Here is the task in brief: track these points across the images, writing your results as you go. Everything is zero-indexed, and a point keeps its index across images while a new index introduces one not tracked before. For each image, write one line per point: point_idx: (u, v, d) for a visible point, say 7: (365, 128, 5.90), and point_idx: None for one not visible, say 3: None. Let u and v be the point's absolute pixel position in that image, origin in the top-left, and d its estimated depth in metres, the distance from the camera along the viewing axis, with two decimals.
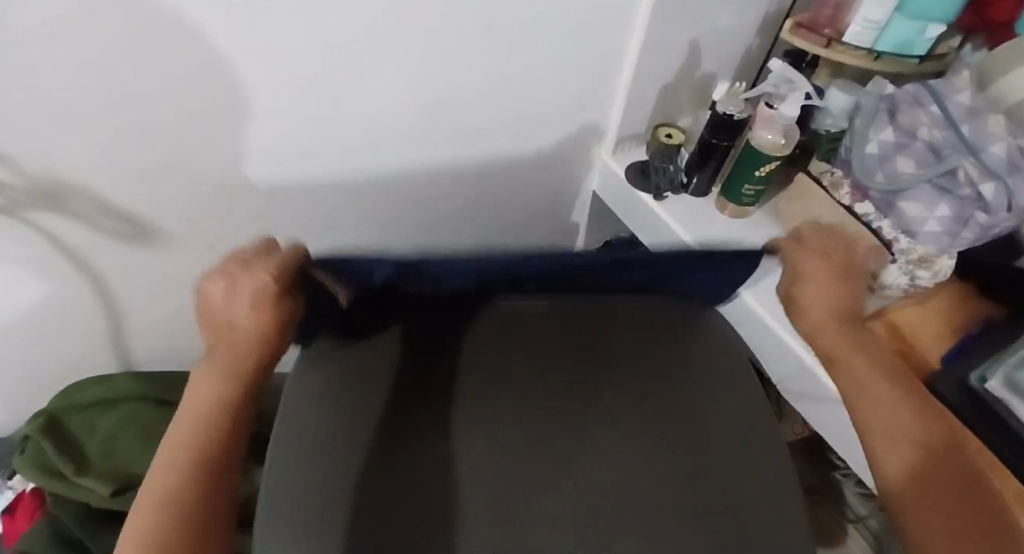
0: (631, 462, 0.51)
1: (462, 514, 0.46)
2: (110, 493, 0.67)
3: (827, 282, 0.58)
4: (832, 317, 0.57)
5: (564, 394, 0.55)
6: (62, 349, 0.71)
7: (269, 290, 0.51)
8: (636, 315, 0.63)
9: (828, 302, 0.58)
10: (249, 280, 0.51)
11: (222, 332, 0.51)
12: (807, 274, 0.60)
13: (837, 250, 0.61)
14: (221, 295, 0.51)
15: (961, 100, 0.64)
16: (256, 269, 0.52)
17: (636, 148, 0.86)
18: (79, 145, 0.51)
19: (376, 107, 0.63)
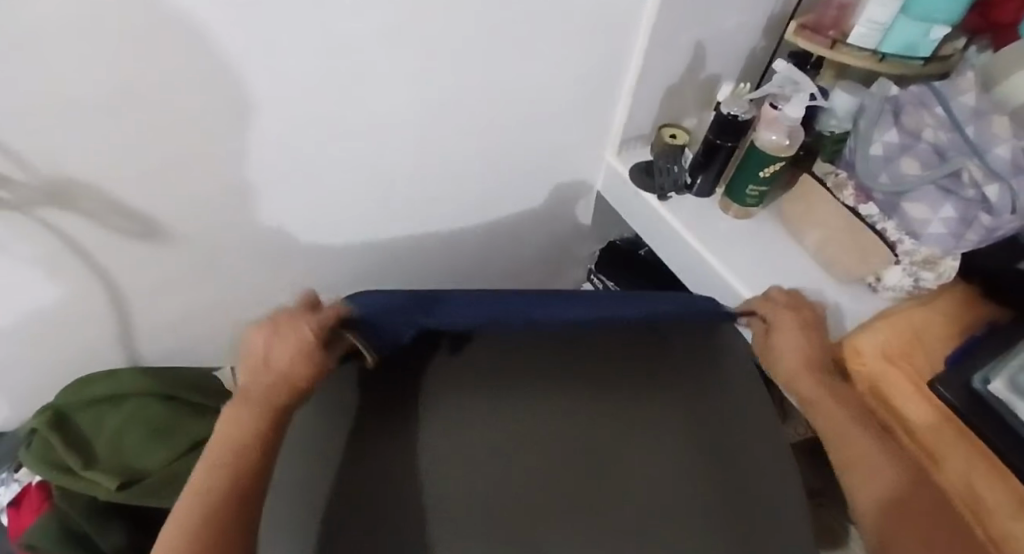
0: (621, 463, 0.56)
1: (427, 512, 0.49)
2: (117, 487, 0.66)
3: (793, 332, 0.61)
4: (803, 364, 0.60)
5: (552, 402, 0.59)
6: (70, 344, 0.72)
7: (311, 351, 0.49)
8: (627, 338, 0.67)
9: (795, 351, 0.61)
10: (294, 334, 0.48)
11: (254, 375, 0.49)
12: (773, 325, 0.62)
13: (799, 301, 0.63)
14: (263, 340, 0.49)
15: (966, 101, 0.65)
16: (303, 321, 0.49)
17: (640, 148, 0.86)
18: (90, 145, 0.52)
19: (381, 107, 0.64)
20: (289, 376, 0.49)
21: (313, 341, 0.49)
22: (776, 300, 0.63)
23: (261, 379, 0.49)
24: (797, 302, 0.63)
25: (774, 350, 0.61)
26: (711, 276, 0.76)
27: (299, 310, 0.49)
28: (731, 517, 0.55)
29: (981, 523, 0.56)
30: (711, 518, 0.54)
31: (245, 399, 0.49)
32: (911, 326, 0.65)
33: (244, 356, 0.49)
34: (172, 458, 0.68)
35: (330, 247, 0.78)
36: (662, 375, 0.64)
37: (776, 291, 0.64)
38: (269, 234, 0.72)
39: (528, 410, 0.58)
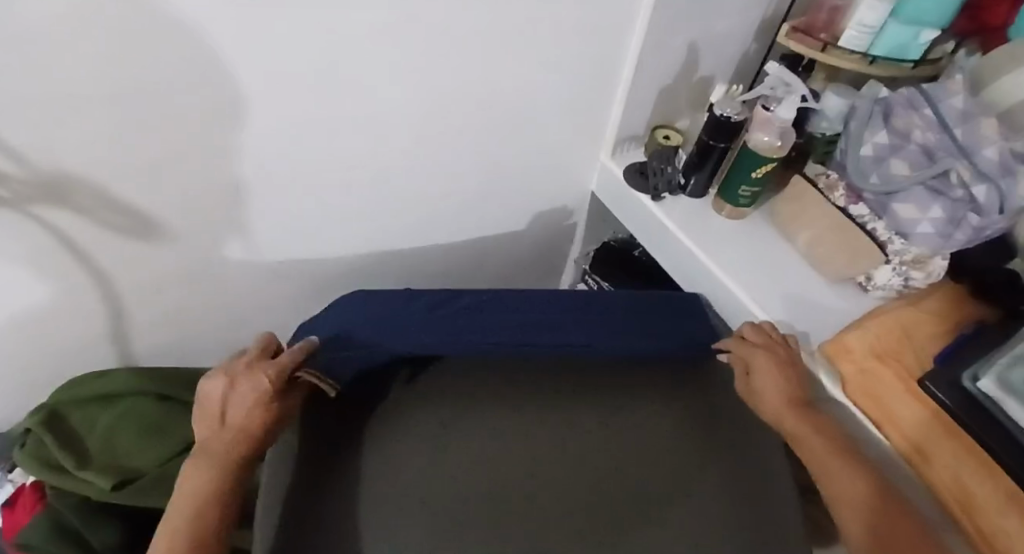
0: (581, 471, 0.59)
1: (362, 527, 0.53)
2: (111, 486, 0.65)
3: (770, 370, 0.63)
4: (781, 400, 0.62)
5: (514, 413, 0.62)
6: (63, 343, 0.72)
7: (260, 397, 0.53)
8: (620, 373, 0.68)
9: (773, 389, 0.63)
10: (248, 383, 0.54)
11: (212, 426, 0.52)
12: (748, 365, 0.65)
13: (773, 339, 0.66)
14: (221, 394, 0.53)
15: (955, 103, 0.66)
16: (257, 371, 0.54)
17: (634, 149, 0.87)
18: (84, 142, 0.52)
19: (375, 107, 0.64)
20: (244, 425, 0.52)
21: (263, 389, 0.53)
22: (752, 340, 0.66)
23: (218, 432, 0.52)
24: (772, 341, 0.66)
25: (754, 390, 0.64)
26: (703, 275, 0.77)
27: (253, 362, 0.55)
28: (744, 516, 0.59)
29: (966, 513, 0.57)
30: (720, 517, 0.58)
31: (202, 451, 0.51)
32: (901, 324, 0.66)
33: (203, 410, 0.54)
34: (167, 457, 0.68)
35: (324, 247, 0.79)
36: (661, 392, 0.67)
37: (751, 330, 0.67)
38: (264, 234, 0.72)
39: (507, 421, 0.61)
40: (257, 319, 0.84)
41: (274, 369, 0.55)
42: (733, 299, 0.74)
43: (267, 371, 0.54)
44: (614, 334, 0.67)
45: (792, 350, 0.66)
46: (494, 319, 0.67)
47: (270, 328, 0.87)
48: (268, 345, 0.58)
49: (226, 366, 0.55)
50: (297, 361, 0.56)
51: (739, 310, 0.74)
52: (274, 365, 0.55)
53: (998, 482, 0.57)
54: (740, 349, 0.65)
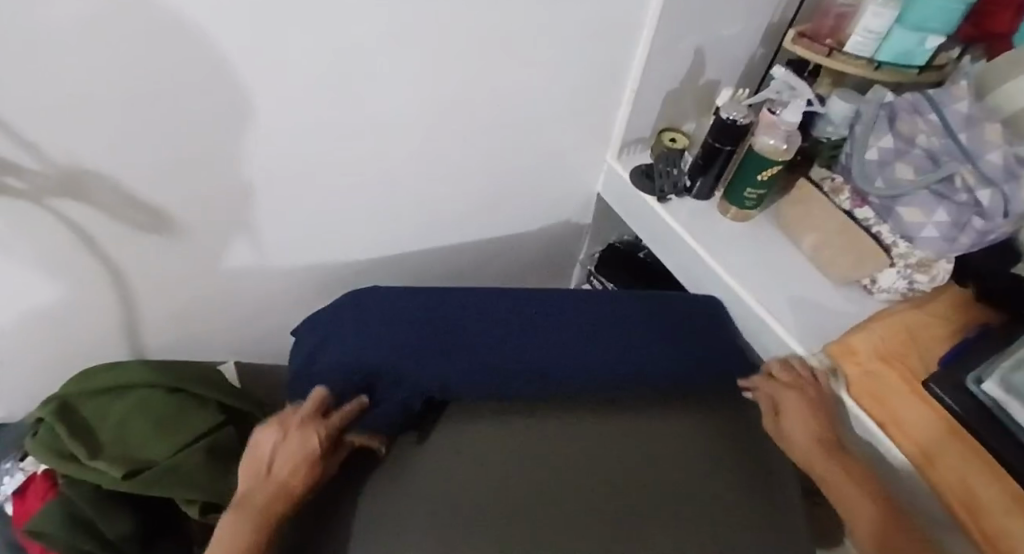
0: (587, 469, 0.59)
1: (364, 529, 0.54)
2: (122, 476, 0.65)
3: (804, 413, 0.64)
4: (811, 442, 0.63)
5: (522, 413, 0.63)
6: (76, 336, 0.73)
7: (307, 459, 0.55)
8: (636, 378, 0.68)
9: (805, 434, 0.63)
10: (296, 441, 0.55)
11: (256, 477, 0.55)
12: (779, 407, 0.66)
13: (801, 378, 0.66)
14: (271, 445, 0.56)
15: (960, 108, 0.66)
16: (307, 429, 0.56)
17: (640, 152, 0.88)
18: (103, 136, 0.53)
19: (388, 106, 0.65)
20: (286, 482, 0.54)
21: (309, 452, 0.55)
22: (780, 378, 0.67)
23: (260, 485, 0.54)
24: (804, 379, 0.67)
25: (786, 432, 0.65)
26: (708, 276, 0.78)
27: (306, 416, 0.57)
28: (754, 509, 0.59)
29: (972, 516, 0.57)
30: (728, 512, 0.59)
31: (242, 502, 0.53)
32: (905, 325, 0.67)
33: (251, 455, 0.56)
34: (178, 448, 0.68)
35: (334, 245, 0.80)
36: (659, 388, 0.68)
37: (779, 366, 0.68)
38: (275, 231, 0.73)
39: (513, 418, 0.62)
40: (266, 315, 0.85)
41: (323, 431, 0.56)
42: (737, 300, 0.74)
43: (317, 434, 0.56)
44: (606, 345, 0.69)
45: (824, 393, 0.66)
46: (498, 329, 0.69)
47: (279, 325, 0.88)
48: (320, 398, 0.58)
49: (279, 416, 0.58)
50: (342, 422, 0.58)
51: (743, 311, 0.74)
52: (324, 427, 0.56)
53: (1003, 486, 0.57)
54: (770, 387, 0.67)
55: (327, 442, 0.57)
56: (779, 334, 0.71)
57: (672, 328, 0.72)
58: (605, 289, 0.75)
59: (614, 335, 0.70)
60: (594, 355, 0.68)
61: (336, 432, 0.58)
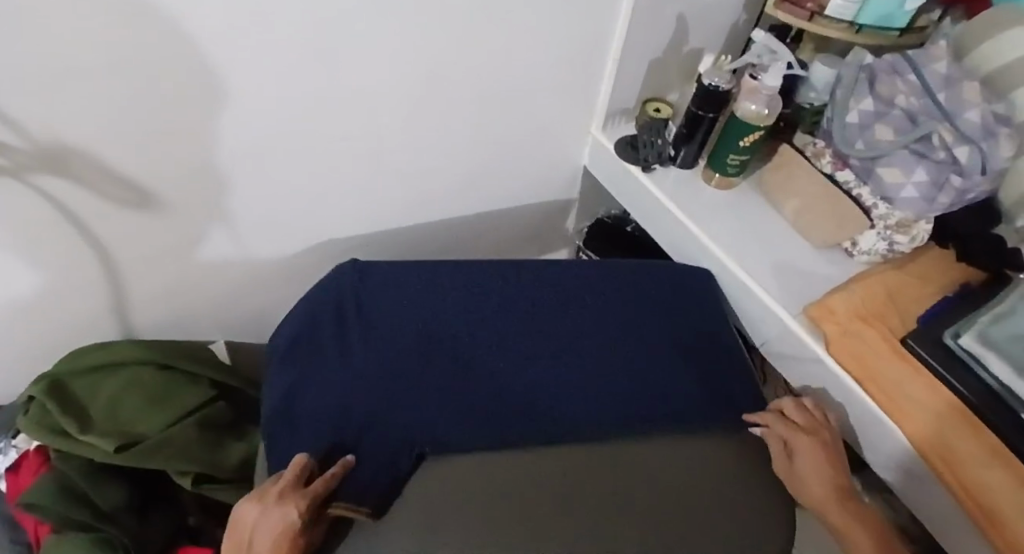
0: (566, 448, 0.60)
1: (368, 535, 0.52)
2: (115, 449, 0.65)
3: (817, 458, 0.63)
4: (826, 492, 0.62)
5: (512, 384, 0.63)
6: (63, 317, 0.73)
7: (286, 536, 0.49)
8: (620, 344, 0.69)
9: (817, 483, 0.62)
10: (275, 513, 0.49)
11: None
12: (791, 449, 0.64)
13: (814, 420, 0.65)
14: (253, 519, 0.50)
15: (938, 68, 0.67)
16: (287, 499, 0.50)
17: (624, 123, 0.88)
18: (81, 113, 0.52)
19: (370, 79, 0.65)
20: None
21: (288, 528, 0.49)
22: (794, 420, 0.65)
23: None
24: (814, 422, 0.66)
25: (800, 476, 0.63)
26: (692, 244, 0.78)
27: (287, 485, 0.51)
28: (726, 464, 0.63)
29: (949, 469, 0.58)
30: (704, 469, 0.62)
31: None
32: (886, 288, 0.68)
33: (235, 524, 0.51)
34: (170, 422, 0.69)
35: (319, 223, 0.80)
36: (640, 355, 0.68)
37: (792, 407, 0.66)
38: (260, 210, 0.73)
39: (502, 391, 0.63)
40: (255, 294, 0.85)
41: (303, 502, 0.50)
42: (722, 267, 0.75)
43: (297, 506, 0.50)
44: (580, 320, 0.69)
45: (833, 434, 0.66)
46: (486, 335, 0.66)
47: (269, 303, 0.88)
48: (302, 463, 0.53)
49: (262, 486, 0.52)
50: (326, 489, 0.52)
51: (727, 277, 0.75)
52: (305, 498, 0.50)
53: (981, 437, 0.59)
54: (785, 428, 0.64)
55: (309, 514, 0.50)
56: (762, 299, 0.72)
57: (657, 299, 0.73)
58: (590, 260, 0.75)
59: (587, 306, 0.71)
60: (590, 363, 0.66)
61: (319, 502, 0.52)
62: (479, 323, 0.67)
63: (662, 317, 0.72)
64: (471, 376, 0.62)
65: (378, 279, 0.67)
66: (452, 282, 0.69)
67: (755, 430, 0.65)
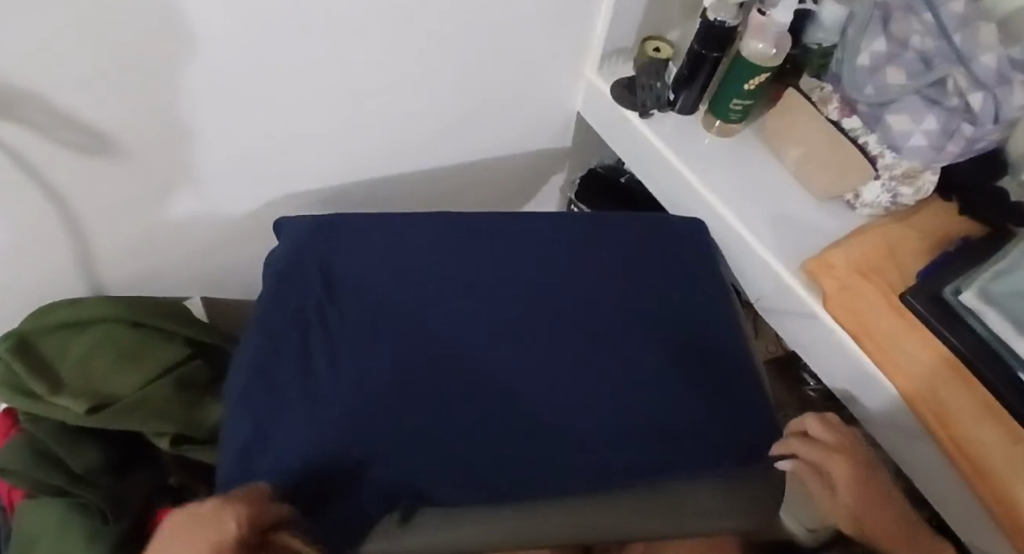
0: (562, 408, 0.58)
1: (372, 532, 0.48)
2: (87, 411, 0.63)
3: (859, 483, 0.55)
4: (877, 518, 0.55)
5: (506, 343, 0.62)
6: (26, 273, 0.68)
7: (214, 552, 0.41)
8: (616, 301, 0.67)
9: (872, 512, 0.55)
10: (214, 525, 0.42)
11: None
12: (828, 477, 0.56)
13: (846, 437, 0.58)
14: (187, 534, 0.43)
15: (955, 8, 0.62)
16: (231, 510, 0.43)
17: (621, 64, 0.83)
18: (35, 53, 0.47)
19: (342, 13, 0.59)
20: None
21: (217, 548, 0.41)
22: (823, 441, 0.57)
23: None
24: (840, 438, 0.58)
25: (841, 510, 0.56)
26: (689, 196, 0.75)
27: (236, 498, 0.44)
28: (727, 420, 0.61)
29: (943, 426, 0.57)
30: (706, 428, 0.60)
31: None
32: (885, 241, 0.66)
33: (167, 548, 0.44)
34: (147, 382, 0.67)
35: (291, 173, 0.75)
36: (634, 312, 0.66)
37: (817, 424, 0.58)
38: (230, 159, 0.68)
39: (499, 350, 0.61)
40: (232, 247, 0.82)
41: (243, 515, 0.42)
42: (720, 219, 0.72)
43: (236, 518, 0.42)
44: (566, 279, 0.67)
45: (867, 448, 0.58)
46: (477, 293, 0.65)
47: (248, 255, 0.85)
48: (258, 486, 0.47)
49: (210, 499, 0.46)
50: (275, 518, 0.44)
51: (725, 230, 0.73)
52: (246, 510, 0.43)
53: (974, 394, 0.58)
54: (816, 454, 0.56)
55: (247, 539, 0.42)
56: (760, 253, 0.69)
57: (654, 254, 0.71)
58: (580, 215, 0.73)
59: (571, 261, 0.69)
60: (581, 333, 0.64)
61: (262, 531, 0.43)
62: (472, 285, 0.65)
63: (654, 271, 0.70)
64: (468, 345, 0.61)
65: (354, 250, 0.65)
66: (438, 245, 0.67)
67: (782, 465, 0.57)
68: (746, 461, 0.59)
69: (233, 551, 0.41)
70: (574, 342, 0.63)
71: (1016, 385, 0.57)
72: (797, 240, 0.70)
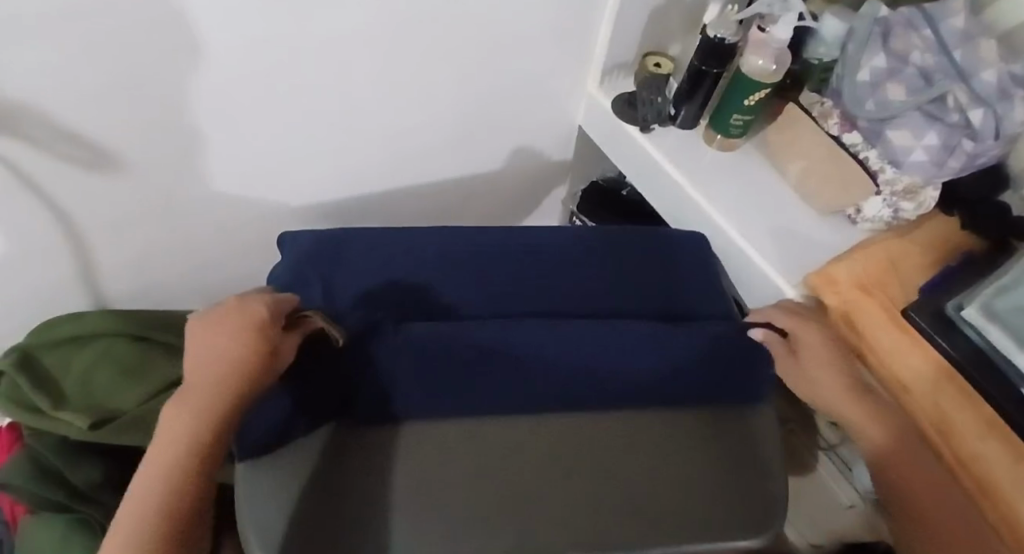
0: (565, 424, 0.58)
1: (392, 535, 0.50)
2: (89, 426, 0.64)
3: (818, 346, 0.61)
4: (842, 384, 0.59)
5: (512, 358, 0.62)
6: (30, 287, 0.69)
7: (249, 330, 0.50)
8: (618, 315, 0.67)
9: (824, 374, 0.60)
10: (245, 310, 0.51)
11: (205, 358, 0.50)
12: (797, 341, 0.63)
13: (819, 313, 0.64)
14: (214, 326, 0.51)
15: (956, 23, 0.63)
16: (252, 303, 0.51)
17: (623, 79, 0.84)
18: (31, 71, 0.47)
19: (345, 28, 0.60)
20: (246, 358, 0.49)
21: (251, 329, 0.50)
22: (795, 312, 0.64)
23: (210, 367, 0.49)
24: (818, 315, 0.64)
25: (807, 375, 0.62)
26: (690, 209, 0.75)
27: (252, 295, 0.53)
28: (729, 439, 0.60)
29: (946, 442, 0.57)
30: (709, 451, 0.59)
31: (190, 392, 0.49)
32: (887, 254, 0.66)
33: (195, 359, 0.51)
34: (148, 397, 0.67)
35: (295, 185, 0.76)
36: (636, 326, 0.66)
37: (796, 305, 0.65)
38: (237, 171, 0.69)
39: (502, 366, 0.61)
40: (236, 260, 0.82)
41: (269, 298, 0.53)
42: (721, 233, 0.72)
43: (260, 305, 0.51)
44: (566, 293, 0.67)
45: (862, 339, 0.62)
46: (480, 306, 0.65)
47: (252, 268, 0.85)
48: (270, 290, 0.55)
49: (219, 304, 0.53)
50: (292, 308, 0.54)
51: (725, 244, 0.73)
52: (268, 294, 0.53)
53: (979, 410, 0.58)
54: (788, 322, 0.63)
55: (274, 322, 0.51)
56: (761, 267, 0.69)
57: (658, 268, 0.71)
58: (581, 228, 0.73)
59: (570, 277, 0.69)
60: None
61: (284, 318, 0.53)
62: (475, 299, 0.65)
63: (654, 285, 0.70)
64: None
65: (356, 263, 0.66)
66: (440, 261, 0.67)
67: (756, 332, 0.64)
68: (751, 484, 0.58)
69: (266, 325, 0.50)
70: None
71: (1019, 400, 0.58)
72: (800, 255, 0.70)
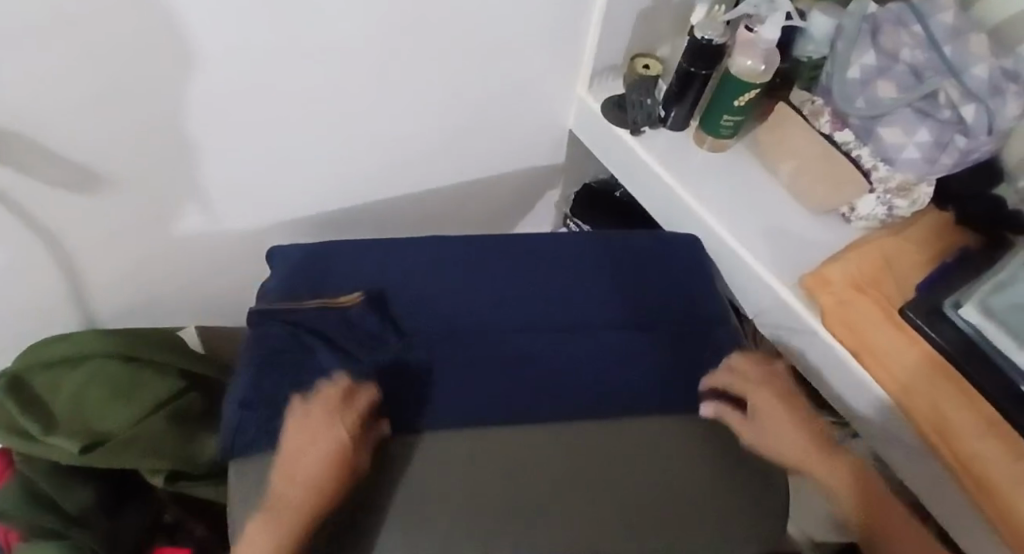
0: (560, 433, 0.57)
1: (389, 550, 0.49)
2: (80, 450, 0.62)
3: (775, 410, 0.61)
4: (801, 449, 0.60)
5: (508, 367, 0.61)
6: (18, 310, 0.68)
7: (339, 453, 0.49)
8: (613, 319, 0.66)
9: (788, 439, 0.60)
10: (334, 430, 0.50)
11: (294, 476, 0.49)
12: (753, 406, 0.61)
13: (762, 367, 0.63)
14: (301, 443, 0.50)
15: (945, 19, 0.62)
16: (342, 421, 0.51)
17: (612, 81, 0.83)
18: (14, 94, 0.46)
19: (333, 41, 0.59)
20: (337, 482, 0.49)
21: (342, 456, 0.49)
22: (747, 373, 0.62)
23: (295, 485, 0.49)
24: (764, 372, 0.63)
25: (771, 442, 0.59)
26: (683, 212, 0.75)
27: (337, 408, 0.51)
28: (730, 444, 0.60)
29: (946, 443, 0.56)
30: (714, 454, 0.58)
31: (277, 509, 0.48)
32: (882, 252, 0.65)
33: (287, 472, 0.50)
34: (139, 418, 0.66)
35: (284, 197, 0.75)
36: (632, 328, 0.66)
37: (743, 362, 0.63)
38: (225, 186, 0.68)
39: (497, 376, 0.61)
40: (228, 275, 0.81)
41: (375, 401, 0.54)
42: (714, 235, 0.72)
43: (349, 425, 0.50)
44: (561, 300, 0.67)
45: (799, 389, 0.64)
46: (473, 315, 0.64)
47: (243, 283, 0.85)
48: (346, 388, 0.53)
49: (303, 411, 0.52)
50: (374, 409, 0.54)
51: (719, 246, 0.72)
52: (376, 396, 0.54)
53: (979, 408, 0.57)
54: (738, 384, 0.61)
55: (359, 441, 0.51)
56: (755, 269, 0.69)
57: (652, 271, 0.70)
58: (578, 232, 0.73)
59: (564, 281, 0.68)
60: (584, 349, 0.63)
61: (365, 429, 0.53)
62: (468, 310, 0.65)
63: (651, 287, 0.69)
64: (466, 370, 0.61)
65: (346, 275, 0.65)
66: (431, 271, 0.66)
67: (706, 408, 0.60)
68: (754, 487, 0.58)
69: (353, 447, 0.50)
70: (578, 358, 0.62)
71: (1019, 398, 0.57)
72: (794, 256, 0.69)
